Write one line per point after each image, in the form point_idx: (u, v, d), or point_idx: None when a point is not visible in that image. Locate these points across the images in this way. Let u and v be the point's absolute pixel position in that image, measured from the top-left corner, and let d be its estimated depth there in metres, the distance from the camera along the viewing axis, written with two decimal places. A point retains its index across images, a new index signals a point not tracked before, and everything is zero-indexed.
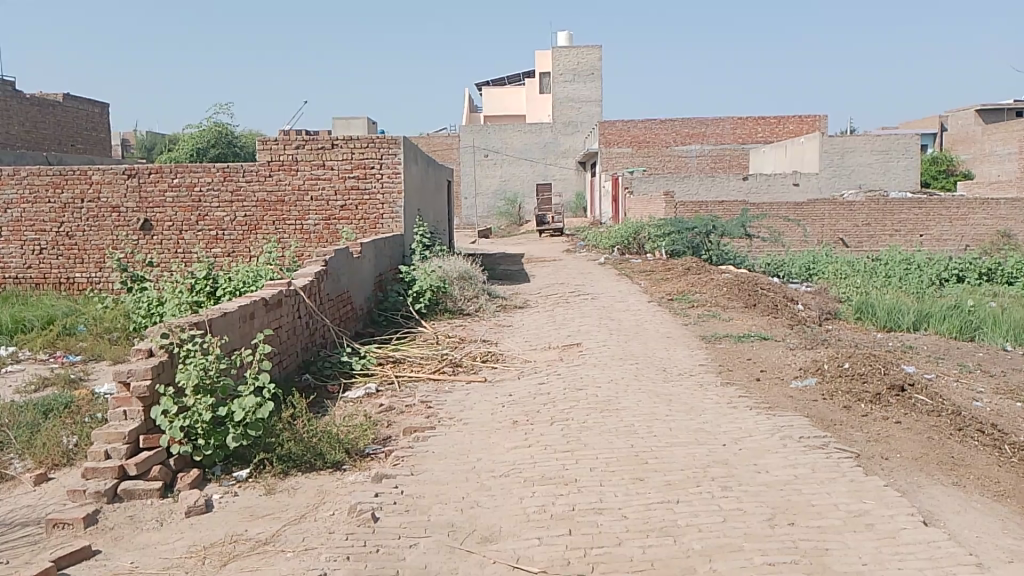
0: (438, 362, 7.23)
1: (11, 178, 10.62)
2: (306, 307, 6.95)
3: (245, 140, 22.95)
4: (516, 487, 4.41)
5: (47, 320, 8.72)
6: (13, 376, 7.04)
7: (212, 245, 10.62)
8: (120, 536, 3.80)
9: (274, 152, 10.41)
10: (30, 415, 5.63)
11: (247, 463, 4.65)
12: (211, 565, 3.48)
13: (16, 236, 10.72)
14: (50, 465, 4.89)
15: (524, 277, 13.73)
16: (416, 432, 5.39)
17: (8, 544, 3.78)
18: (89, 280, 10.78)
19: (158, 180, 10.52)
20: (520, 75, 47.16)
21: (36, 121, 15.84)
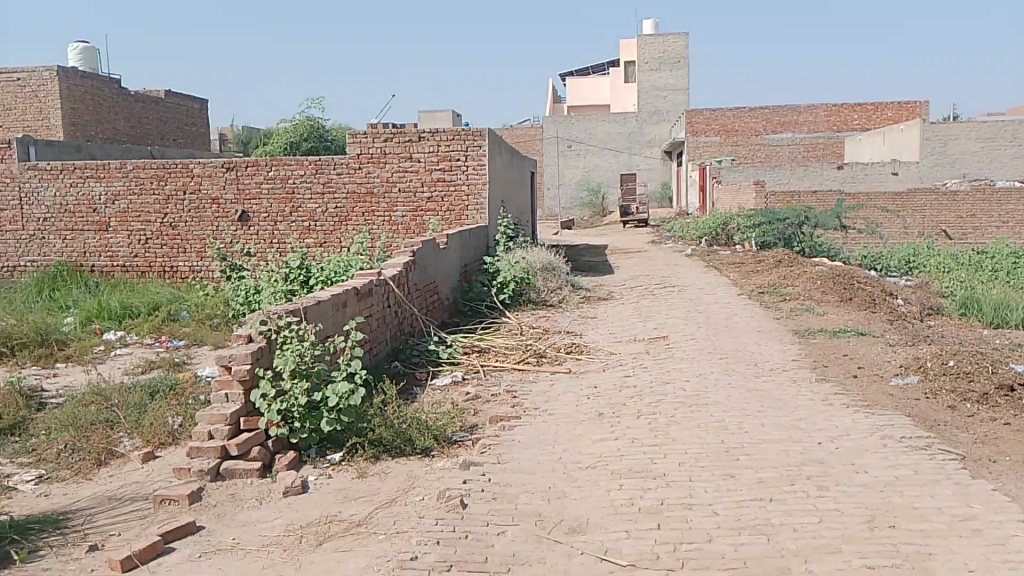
0: (523, 353, 7.25)
1: (119, 171, 11.20)
2: (395, 296, 7.08)
3: (336, 133, 23.51)
4: (603, 479, 4.37)
5: (153, 306, 9.16)
6: (122, 359, 7.45)
7: (305, 236, 10.95)
8: (222, 513, 3.96)
9: (363, 145, 10.63)
10: (139, 396, 5.94)
11: (341, 447, 4.78)
12: (307, 544, 3.59)
13: (124, 226, 11.31)
14: (157, 443, 5.15)
15: (608, 269, 13.61)
16: (502, 421, 5.42)
17: (120, 517, 4.01)
18: (191, 268, 11.28)
19: (255, 172, 10.91)
20: (605, 64, 46.76)
21: (140, 116, 16.62)
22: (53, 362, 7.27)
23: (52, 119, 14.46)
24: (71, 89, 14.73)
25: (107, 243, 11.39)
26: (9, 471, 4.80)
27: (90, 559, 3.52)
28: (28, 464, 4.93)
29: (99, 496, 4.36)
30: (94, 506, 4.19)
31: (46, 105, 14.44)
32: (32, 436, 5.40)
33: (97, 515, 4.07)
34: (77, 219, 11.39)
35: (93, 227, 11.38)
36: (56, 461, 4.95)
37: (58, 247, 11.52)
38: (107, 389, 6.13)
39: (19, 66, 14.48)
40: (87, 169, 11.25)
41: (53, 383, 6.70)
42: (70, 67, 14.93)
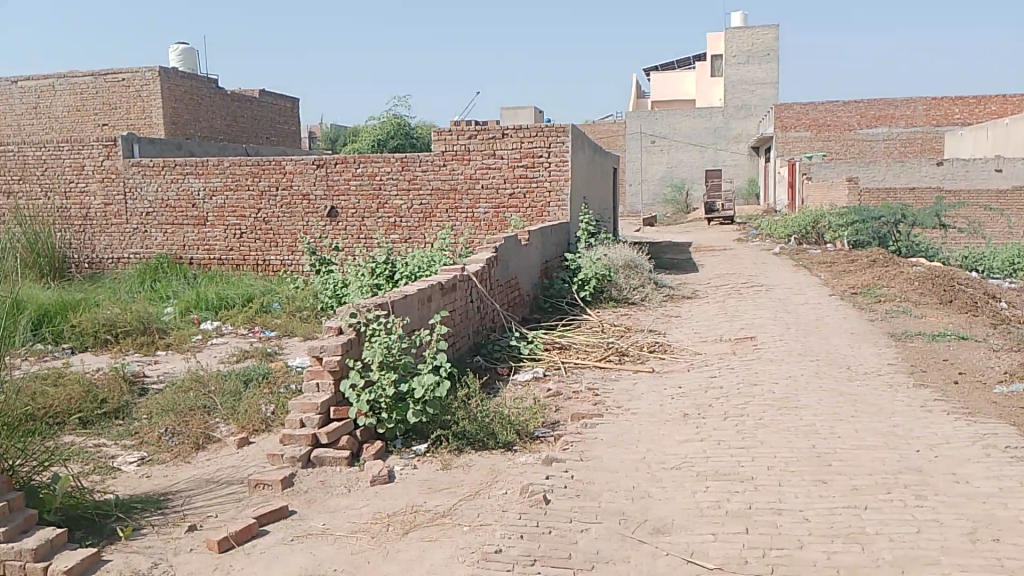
0: (604, 350, 7.20)
1: (217, 168, 11.68)
2: (478, 291, 7.15)
3: (422, 130, 23.85)
4: (688, 481, 4.30)
5: (247, 298, 9.52)
6: (218, 348, 7.78)
7: (391, 231, 11.16)
8: (313, 499, 4.09)
9: (448, 142, 10.76)
10: (234, 384, 6.20)
11: (426, 438, 4.87)
12: (393, 532, 3.67)
13: (220, 221, 11.78)
14: (251, 429, 5.36)
15: (692, 267, 13.38)
16: (584, 418, 5.40)
17: (217, 499, 4.19)
18: (282, 262, 11.66)
19: (344, 169, 11.19)
20: (690, 58, 45.95)
21: (236, 115, 17.29)
22: (155, 350, 7.64)
23: (154, 118, 15.19)
24: (172, 89, 15.44)
25: (205, 237, 11.90)
26: (115, 452, 5.07)
27: (189, 538, 3.69)
28: (132, 446, 5.19)
29: (196, 479, 4.56)
30: (192, 488, 4.39)
31: (149, 105, 15.18)
32: (135, 419, 5.68)
33: (194, 497, 4.26)
34: (177, 214, 11.93)
35: (191, 221, 11.90)
36: (157, 443, 5.20)
37: (159, 240, 12.10)
38: (204, 376, 6.41)
39: (124, 68, 15.24)
40: (187, 166, 11.77)
41: (155, 370, 7.04)
42: (170, 68, 15.64)
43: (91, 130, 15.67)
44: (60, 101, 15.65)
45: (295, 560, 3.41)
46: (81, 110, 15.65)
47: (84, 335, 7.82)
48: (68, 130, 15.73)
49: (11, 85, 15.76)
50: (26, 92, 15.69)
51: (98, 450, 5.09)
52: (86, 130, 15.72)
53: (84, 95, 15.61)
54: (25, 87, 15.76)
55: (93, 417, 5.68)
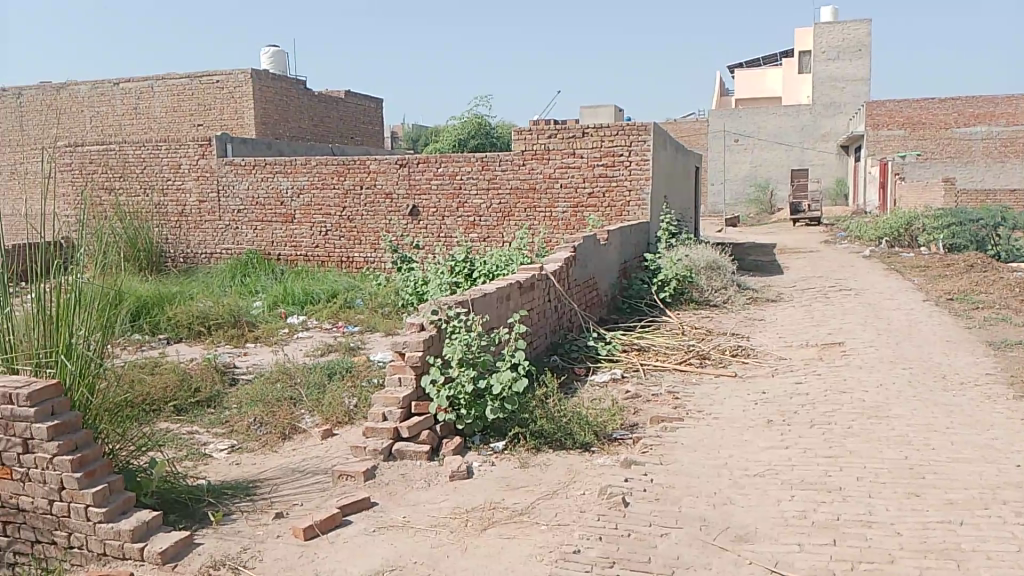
0: (684, 353, 7.09)
1: (304, 167, 12.04)
2: (556, 291, 7.15)
3: (502, 130, 23.97)
4: (772, 488, 4.20)
5: (331, 294, 9.78)
6: (303, 342, 8.02)
7: (470, 230, 11.27)
8: (394, 491, 4.17)
9: (528, 141, 10.78)
10: (319, 376, 6.38)
11: (504, 436, 4.90)
12: (473, 528, 3.71)
13: (307, 219, 12.14)
14: (335, 421, 5.51)
15: (776, 269, 13.03)
16: (664, 421, 5.33)
17: (303, 488, 4.32)
18: (365, 259, 11.92)
19: (426, 168, 11.36)
20: (777, 55, 44.77)
21: (322, 116, 17.79)
22: (244, 342, 7.93)
23: (246, 119, 15.77)
24: (263, 91, 16.00)
25: (292, 234, 12.28)
26: (206, 439, 5.29)
27: (276, 525, 3.82)
28: (223, 434, 5.41)
29: (283, 467, 4.72)
30: (279, 477, 4.54)
31: (241, 106, 15.77)
32: (226, 408, 5.91)
33: (281, 485, 4.41)
34: (266, 211, 12.35)
35: (280, 219, 12.30)
36: (246, 432, 5.40)
37: (249, 237, 12.55)
38: (291, 369, 6.62)
39: (219, 70, 15.86)
40: (277, 165, 12.17)
41: (244, 361, 7.30)
42: (262, 70, 16.20)
43: (187, 130, 16.35)
44: (159, 102, 16.39)
45: (376, 551, 3.49)
46: (178, 110, 16.34)
47: (179, 326, 8.17)
48: (166, 130, 16.47)
49: (114, 86, 16.56)
50: (128, 93, 16.47)
51: (191, 437, 5.32)
52: (182, 129, 16.41)
53: (181, 96, 16.28)
54: (126, 88, 16.55)
55: (186, 404, 5.94)
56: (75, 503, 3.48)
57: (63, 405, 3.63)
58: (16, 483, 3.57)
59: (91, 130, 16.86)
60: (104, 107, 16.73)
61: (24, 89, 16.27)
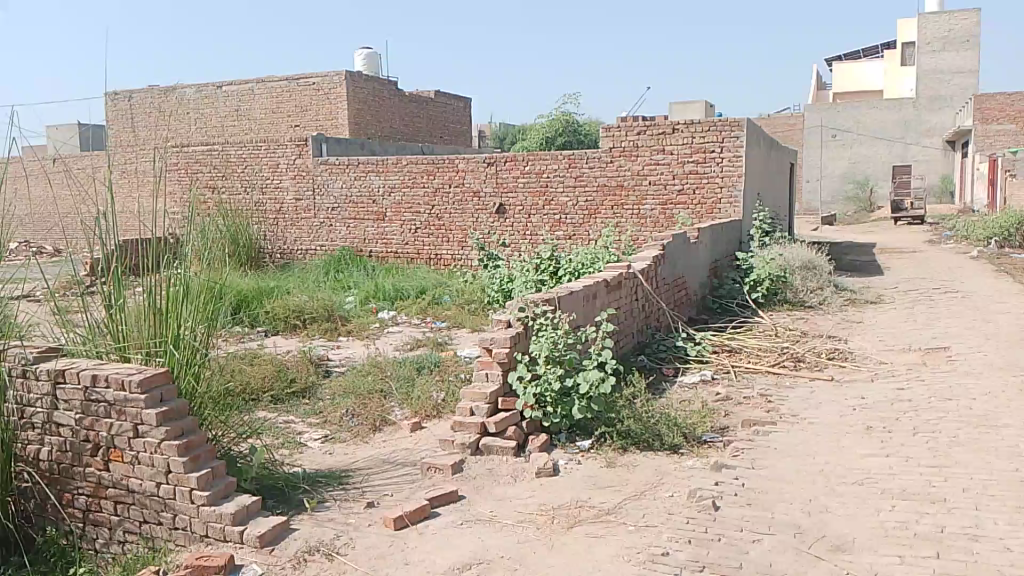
0: (778, 356, 6.89)
1: (395, 166, 12.31)
2: (644, 290, 7.06)
3: (590, 127, 23.83)
4: (871, 497, 4.03)
5: (420, 290, 9.97)
6: (393, 336, 8.20)
7: (556, 227, 11.27)
8: (481, 486, 4.22)
9: (617, 138, 10.69)
10: (408, 370, 6.52)
11: (590, 435, 4.88)
12: (559, 525, 3.71)
13: (397, 217, 12.40)
14: (423, 415, 5.61)
15: (876, 270, 12.50)
16: (756, 425, 5.19)
17: (393, 479, 4.41)
18: (453, 257, 12.10)
19: (513, 166, 11.42)
20: (878, 46, 42.94)
21: (413, 116, 18.16)
22: (337, 336, 8.18)
23: (340, 119, 16.24)
24: (357, 92, 16.45)
25: (384, 231, 12.57)
26: (301, 429, 5.47)
27: (367, 514, 3.92)
28: (317, 424, 5.59)
29: (374, 458, 4.83)
30: (370, 467, 4.66)
31: (336, 107, 16.26)
32: (320, 399, 6.11)
33: (372, 475, 4.52)
34: (359, 209, 12.68)
35: (372, 217, 12.61)
36: (339, 423, 5.56)
37: (343, 234, 12.92)
38: (381, 362, 6.78)
39: (315, 72, 16.38)
40: (369, 164, 12.48)
41: (337, 354, 7.53)
42: (356, 72, 16.66)
43: (285, 130, 16.95)
44: (258, 103, 17.04)
45: (464, 544, 3.53)
46: (276, 111, 16.95)
47: (276, 319, 8.48)
48: (265, 130, 17.11)
49: (217, 89, 17.32)
50: (230, 95, 17.20)
51: (287, 426, 5.52)
52: (281, 130, 17.02)
53: (279, 97, 16.88)
54: (229, 91, 17.28)
55: (283, 395, 6.17)
56: (181, 486, 3.66)
57: (170, 393, 3.82)
58: (127, 465, 3.78)
59: (197, 131, 17.69)
60: (208, 109, 17.51)
61: (137, 92, 17.22)
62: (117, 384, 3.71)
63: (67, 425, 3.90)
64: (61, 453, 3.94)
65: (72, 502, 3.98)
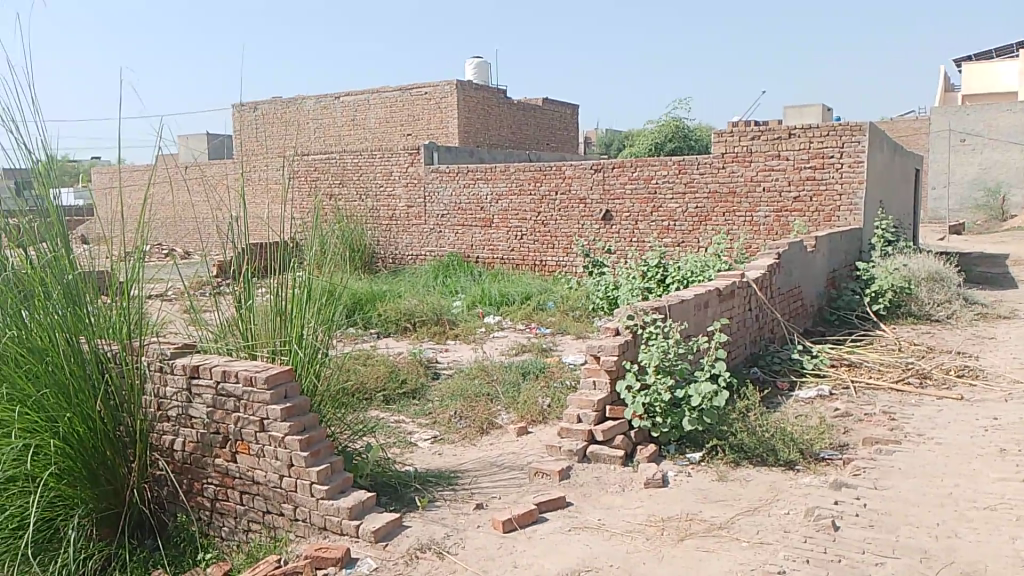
0: (901, 372, 6.54)
1: (503, 173, 12.45)
2: (758, 299, 6.86)
3: (701, 132, 23.37)
4: (1006, 524, 3.77)
5: (525, 296, 10.04)
6: (499, 341, 8.31)
7: (664, 234, 11.12)
8: (588, 493, 4.21)
9: (729, 143, 10.46)
10: (514, 375, 6.58)
11: (700, 447, 4.79)
12: (669, 537, 3.65)
13: (504, 223, 12.54)
14: (530, 419, 5.65)
15: (1011, 282, 11.67)
16: (877, 444, 4.95)
17: (501, 482, 4.47)
18: (558, 263, 12.12)
19: (621, 173, 11.35)
20: (1014, 45, 40.18)
21: (521, 123, 18.39)
22: (445, 339, 8.36)
23: (451, 128, 16.60)
24: (467, 101, 16.77)
25: (490, 238, 12.74)
26: (412, 429, 5.62)
27: (476, 515, 3.98)
28: (426, 424, 5.73)
29: (482, 461, 4.90)
30: (478, 469, 4.73)
31: (447, 116, 16.64)
32: (429, 401, 6.26)
33: (480, 477, 4.59)
34: (467, 216, 12.91)
35: (479, 223, 12.80)
36: (447, 424, 5.67)
37: (451, 240, 13.18)
38: (489, 366, 6.87)
39: (428, 82, 16.82)
40: (478, 171, 12.68)
41: (446, 357, 7.70)
42: (467, 81, 17.00)
43: (397, 139, 17.46)
44: (373, 113, 17.62)
45: (572, 551, 3.53)
46: (390, 121, 17.49)
47: (388, 322, 8.76)
48: (379, 139, 17.68)
49: (335, 100, 18.02)
50: (347, 106, 17.88)
51: (398, 425, 5.67)
52: (393, 139, 17.54)
53: (392, 107, 17.42)
54: (346, 101, 17.95)
55: (394, 395, 6.36)
56: (302, 479, 3.83)
57: (293, 390, 4.00)
58: (252, 457, 3.99)
59: (316, 141, 18.47)
60: (326, 119, 18.25)
61: (261, 104, 18.18)
62: (245, 380, 3.93)
63: (199, 417, 4.14)
64: (194, 444, 4.19)
65: (202, 491, 4.22)
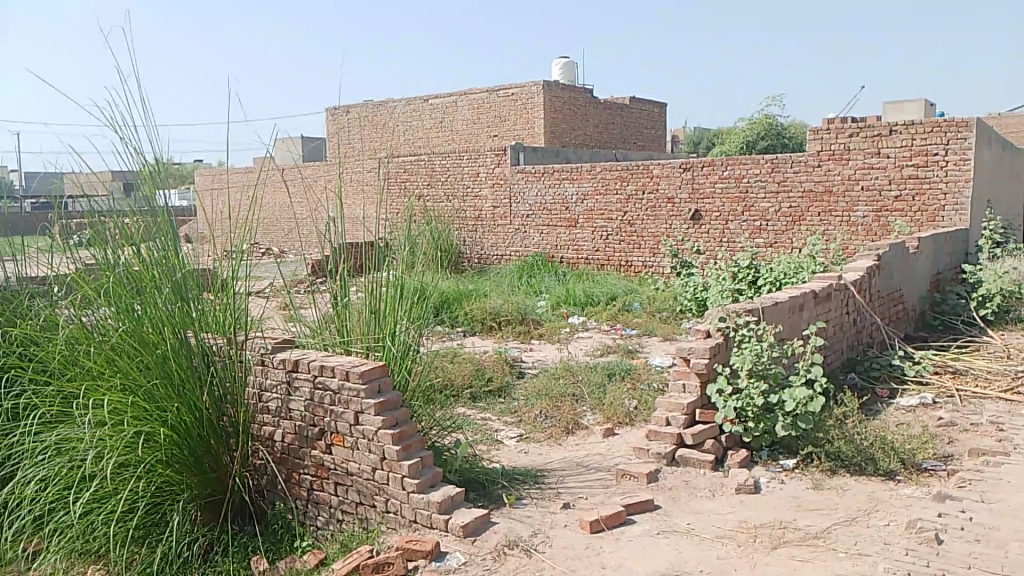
0: (1012, 380, 6.18)
1: (589, 173, 12.41)
2: (855, 303, 6.62)
3: (795, 130, 22.67)
4: None
5: (611, 296, 9.97)
6: (584, 341, 8.29)
7: (755, 235, 10.85)
8: (677, 497, 4.16)
9: (825, 141, 10.13)
10: (600, 376, 6.55)
11: (794, 454, 4.67)
12: (762, 545, 3.57)
13: (590, 223, 12.49)
14: (616, 421, 5.62)
15: None
16: (985, 455, 4.69)
17: (588, 483, 4.45)
18: (644, 263, 11.99)
19: (711, 172, 11.14)
20: None
21: (608, 122, 18.28)
22: (529, 339, 8.40)
23: (537, 128, 16.66)
24: (554, 101, 16.80)
25: (576, 238, 12.72)
26: (498, 426, 5.67)
27: (563, 514, 3.98)
28: (512, 423, 5.77)
29: (568, 461, 4.90)
30: (564, 469, 4.73)
31: (533, 117, 16.71)
32: (515, 399, 6.30)
33: (567, 477, 4.59)
34: (553, 216, 12.92)
35: (564, 223, 12.79)
36: (533, 423, 5.69)
37: (536, 240, 13.22)
38: (574, 367, 6.86)
39: (515, 83, 16.93)
40: (564, 171, 12.67)
41: (531, 356, 7.73)
42: (554, 81, 17.02)
43: (484, 140, 17.63)
44: (461, 115, 17.84)
45: (661, 554, 3.49)
46: (477, 122, 17.69)
47: (475, 321, 8.86)
48: (467, 140, 17.90)
49: (424, 103, 18.33)
50: (435, 108, 18.16)
51: (484, 423, 5.73)
52: (481, 140, 17.72)
53: (480, 109, 17.60)
54: (434, 103, 18.23)
55: (480, 393, 6.44)
56: (393, 473, 3.91)
57: (387, 385, 4.11)
58: (347, 450, 4.11)
59: (404, 142, 18.85)
60: (415, 121, 18.59)
61: (353, 107, 18.69)
62: (341, 374, 4.06)
63: (298, 410, 4.29)
64: (292, 436, 4.35)
65: (299, 481, 4.37)
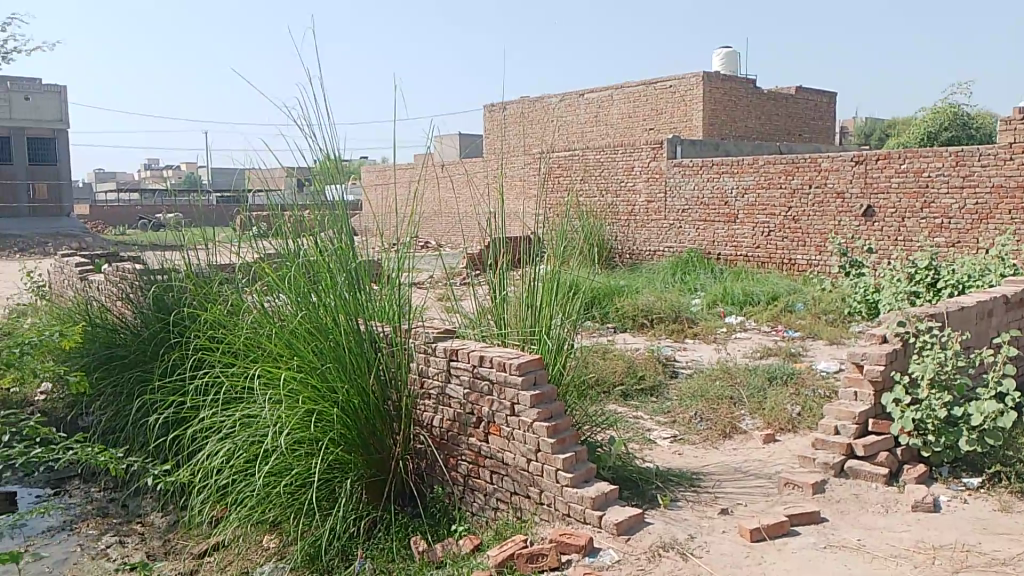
0: None
1: (751, 166, 11.96)
2: None
3: (984, 120, 20.72)
4: None
5: (772, 296, 9.56)
6: (742, 342, 7.99)
7: (935, 233, 10.05)
8: (845, 510, 3.92)
9: (1019, 131, 9.21)
10: (760, 378, 6.29)
11: (979, 471, 4.29)
12: (942, 567, 3.30)
13: (749, 219, 12.02)
14: (777, 427, 5.39)
15: None
16: None
17: (748, 489, 4.29)
18: (809, 262, 11.41)
19: (886, 165, 10.44)
20: None
21: (770, 114, 17.54)
22: (683, 338, 8.21)
23: (695, 120, 16.24)
24: (712, 92, 16.31)
25: (734, 233, 12.27)
26: (651, 426, 5.58)
27: (721, 520, 3.86)
28: (666, 422, 5.65)
29: (725, 465, 4.75)
30: (721, 473, 4.59)
31: (691, 108, 16.30)
32: (670, 399, 6.17)
33: (725, 482, 4.45)
34: (710, 211, 12.55)
35: (723, 218, 12.38)
36: (687, 424, 5.56)
37: (691, 236, 12.90)
38: (732, 368, 6.63)
39: (673, 75, 16.60)
40: (724, 165, 12.27)
41: (686, 355, 7.56)
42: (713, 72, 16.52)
43: (639, 134, 17.38)
44: (617, 109, 17.71)
45: (828, 568, 3.31)
46: (633, 116, 17.48)
47: (629, 317, 8.76)
48: (622, 134, 17.73)
49: (580, 97, 18.36)
50: (591, 102, 18.15)
51: (637, 421, 5.66)
52: (635, 133, 17.48)
53: (635, 102, 17.38)
54: (590, 99, 18.24)
55: (632, 390, 6.35)
56: (548, 465, 3.94)
57: (542, 378, 4.13)
58: (503, 439, 4.19)
59: (559, 137, 18.95)
60: (570, 116, 18.65)
61: (511, 104, 19.03)
62: (498, 364, 4.14)
63: (457, 398, 4.43)
64: (451, 422, 4.50)
65: (456, 466, 4.50)
